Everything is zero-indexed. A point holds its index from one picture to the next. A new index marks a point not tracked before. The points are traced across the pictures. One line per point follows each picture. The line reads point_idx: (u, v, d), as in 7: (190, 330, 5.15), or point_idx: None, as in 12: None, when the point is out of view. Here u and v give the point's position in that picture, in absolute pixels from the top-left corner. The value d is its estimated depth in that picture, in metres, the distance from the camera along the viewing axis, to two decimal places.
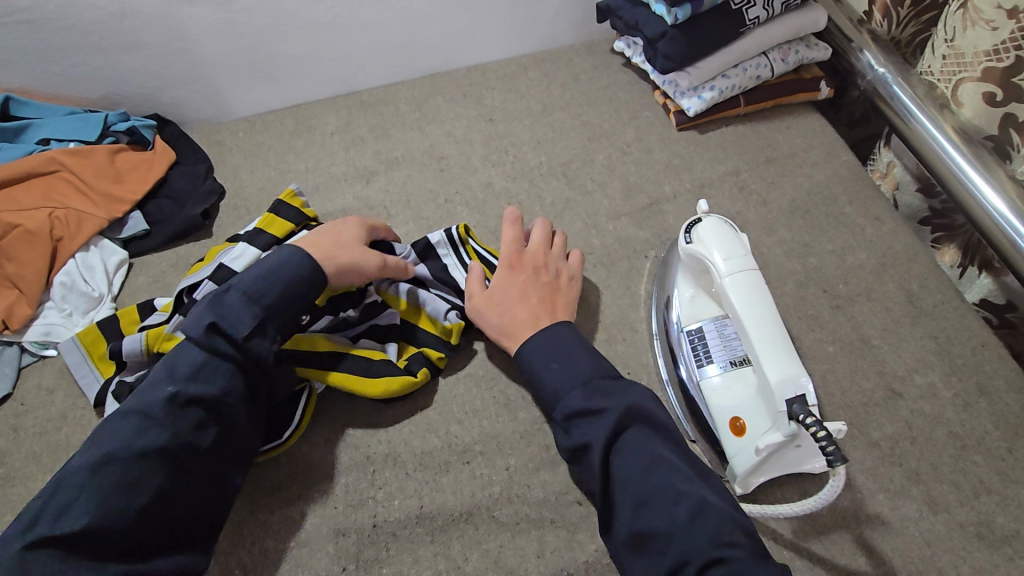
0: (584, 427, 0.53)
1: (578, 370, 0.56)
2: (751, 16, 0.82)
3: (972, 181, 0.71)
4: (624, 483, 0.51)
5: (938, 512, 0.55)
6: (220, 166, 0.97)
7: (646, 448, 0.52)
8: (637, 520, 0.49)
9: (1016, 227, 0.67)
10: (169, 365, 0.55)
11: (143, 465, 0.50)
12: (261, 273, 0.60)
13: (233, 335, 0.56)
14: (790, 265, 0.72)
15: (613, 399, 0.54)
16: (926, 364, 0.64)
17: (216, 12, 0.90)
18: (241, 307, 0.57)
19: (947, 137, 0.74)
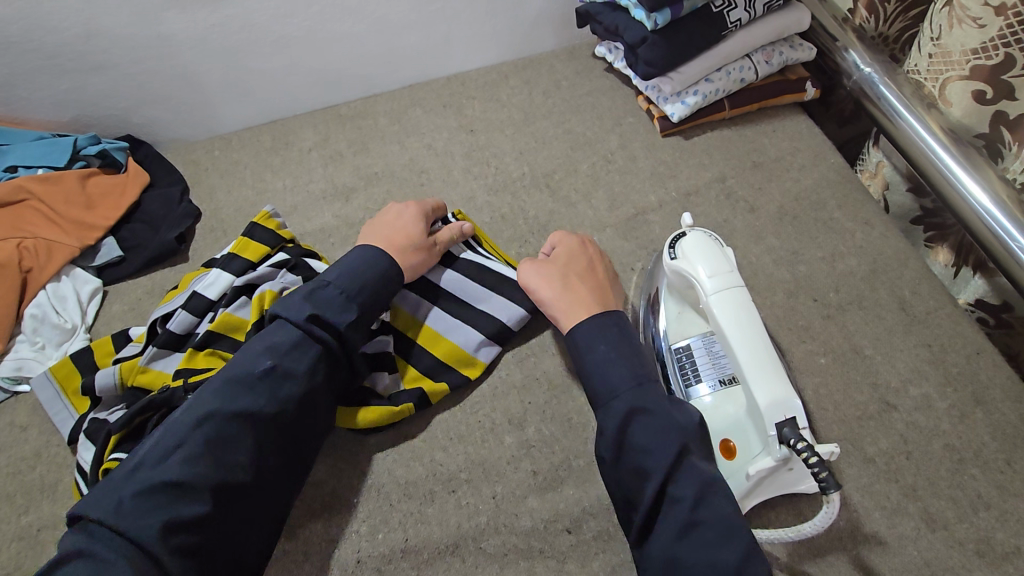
0: (644, 432, 0.51)
1: (641, 373, 0.54)
2: (732, 19, 0.80)
3: (960, 181, 0.69)
4: (677, 501, 0.48)
5: (936, 530, 0.54)
6: (197, 187, 0.95)
7: (703, 469, 0.50)
8: (678, 546, 0.47)
9: (1006, 226, 0.65)
10: (267, 340, 0.57)
11: (236, 429, 0.52)
12: (347, 268, 0.63)
13: (333, 325, 0.59)
14: (779, 274, 0.71)
15: (681, 410, 0.52)
16: (921, 374, 0.62)
17: (185, 30, 0.88)
18: (338, 302, 0.60)
19: (934, 136, 0.72)
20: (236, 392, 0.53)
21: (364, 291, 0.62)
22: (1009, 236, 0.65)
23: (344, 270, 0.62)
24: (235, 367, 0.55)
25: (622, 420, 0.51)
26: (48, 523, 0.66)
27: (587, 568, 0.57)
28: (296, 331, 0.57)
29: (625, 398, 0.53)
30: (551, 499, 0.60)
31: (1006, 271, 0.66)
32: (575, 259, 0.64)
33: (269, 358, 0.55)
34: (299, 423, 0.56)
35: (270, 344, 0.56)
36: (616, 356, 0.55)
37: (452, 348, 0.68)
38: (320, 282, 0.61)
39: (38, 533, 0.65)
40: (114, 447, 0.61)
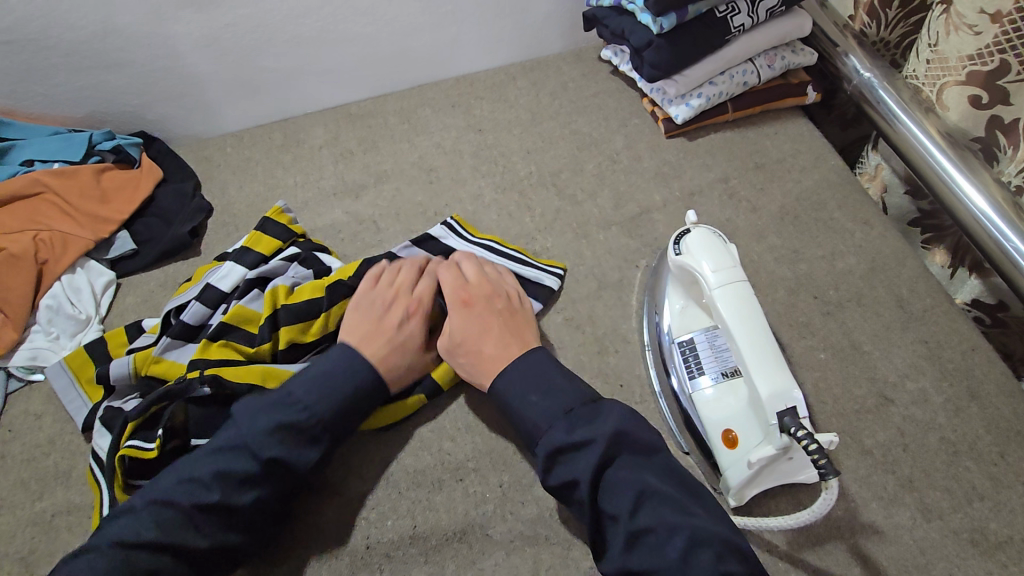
0: (568, 466, 0.53)
1: (559, 399, 0.56)
2: (736, 24, 0.82)
3: (956, 183, 0.71)
4: (614, 518, 0.51)
5: (932, 519, 0.55)
6: (209, 183, 0.97)
7: (639, 476, 0.51)
8: (629, 556, 0.49)
9: (1001, 228, 0.67)
10: (216, 464, 0.53)
11: (160, 561, 0.50)
12: (327, 380, 0.59)
13: (295, 464, 0.55)
14: (780, 272, 0.72)
15: (596, 427, 0.53)
16: (918, 369, 0.64)
17: (199, 29, 0.90)
18: (307, 432, 0.56)
19: (931, 139, 0.74)
20: (177, 522, 0.51)
21: (338, 415, 0.58)
22: (1004, 238, 0.67)
23: (320, 387, 0.58)
24: (182, 489, 0.52)
25: (549, 455, 0.53)
26: (62, 508, 0.67)
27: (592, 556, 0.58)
28: (252, 465, 0.54)
29: (545, 440, 0.54)
30: None
31: (1001, 271, 0.68)
32: (463, 322, 0.64)
33: (218, 490, 0.53)
34: (240, 552, 0.54)
35: (221, 469, 0.53)
36: (532, 401, 0.57)
37: None
38: (294, 401, 0.57)
39: (52, 518, 0.67)
40: (129, 434, 0.63)
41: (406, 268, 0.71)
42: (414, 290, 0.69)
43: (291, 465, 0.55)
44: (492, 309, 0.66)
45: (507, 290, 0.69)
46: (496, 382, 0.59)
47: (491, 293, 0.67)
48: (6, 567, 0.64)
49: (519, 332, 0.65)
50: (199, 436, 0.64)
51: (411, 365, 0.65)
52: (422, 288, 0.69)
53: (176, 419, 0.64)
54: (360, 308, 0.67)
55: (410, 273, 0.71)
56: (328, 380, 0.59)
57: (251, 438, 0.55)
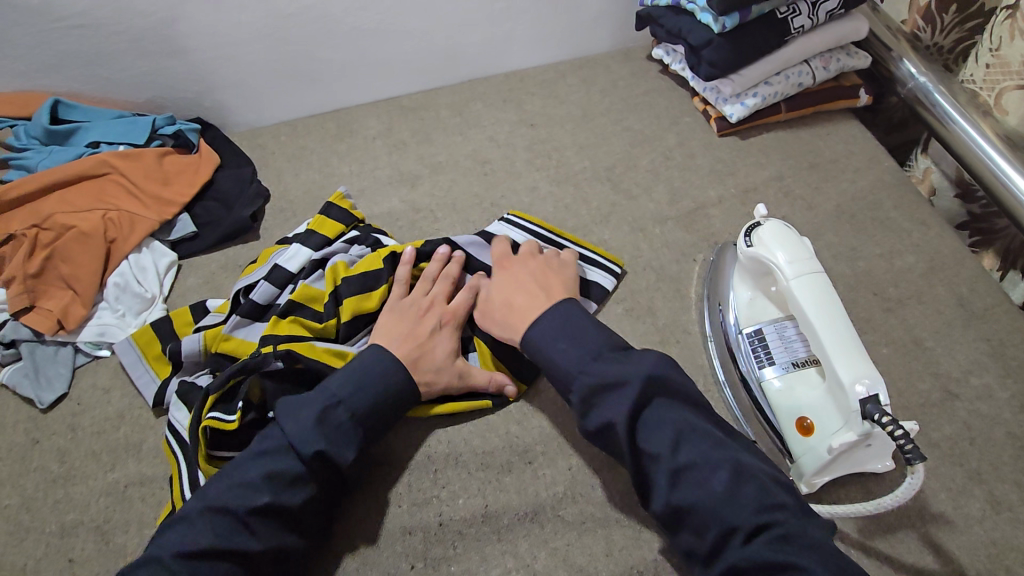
0: (602, 406, 0.54)
1: (590, 347, 0.58)
2: (796, 25, 0.83)
3: (1016, 185, 0.72)
4: (656, 457, 0.51)
5: (1001, 511, 0.56)
6: (264, 170, 0.98)
7: (676, 418, 0.52)
8: (674, 493, 0.49)
9: None
10: (264, 466, 0.54)
11: (220, 568, 0.50)
12: (360, 379, 0.60)
13: (339, 461, 0.56)
14: (839, 269, 0.74)
15: (629, 368, 0.54)
16: (981, 366, 0.65)
17: (263, 19, 0.92)
18: (347, 430, 0.57)
19: (989, 141, 0.75)
20: (230, 529, 0.51)
21: (377, 412, 0.59)
22: None
23: (356, 384, 0.59)
24: (229, 496, 0.53)
25: (583, 400, 0.54)
26: (134, 480, 0.69)
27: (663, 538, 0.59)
28: (298, 464, 0.55)
29: (581, 378, 0.55)
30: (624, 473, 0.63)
31: None
32: (498, 290, 0.67)
33: (266, 493, 0.53)
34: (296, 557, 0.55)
35: (270, 470, 0.54)
36: (562, 345, 0.58)
37: None
38: (330, 400, 0.58)
39: (125, 489, 0.68)
40: (210, 407, 0.64)
41: (441, 278, 0.72)
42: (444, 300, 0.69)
43: (336, 462, 0.56)
44: (527, 275, 0.68)
45: (543, 259, 0.71)
46: (527, 331, 0.61)
47: (524, 261, 0.70)
48: (83, 535, 0.66)
49: (549, 285, 0.67)
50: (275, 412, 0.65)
51: (444, 372, 0.64)
52: (459, 301, 0.69)
53: (252, 395, 0.65)
54: (395, 316, 0.67)
55: (441, 282, 0.71)
56: (363, 377, 0.60)
57: (294, 437, 0.55)
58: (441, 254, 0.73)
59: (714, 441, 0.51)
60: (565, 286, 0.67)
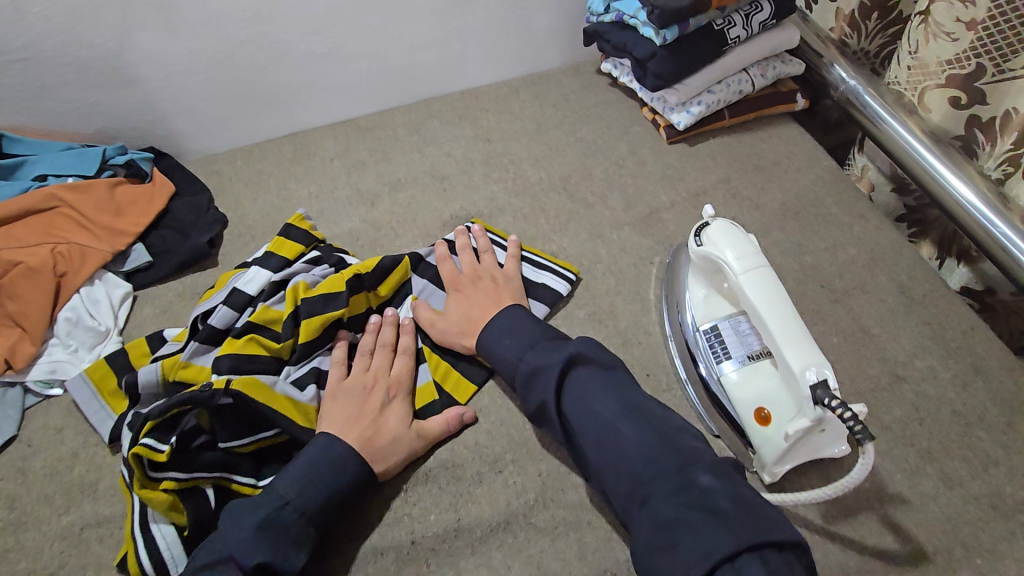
0: (539, 388, 0.60)
1: (529, 341, 0.64)
2: (732, 36, 0.87)
3: (945, 178, 0.77)
4: (579, 425, 0.57)
5: (953, 487, 0.57)
6: (221, 197, 0.97)
7: (590, 381, 0.59)
8: (599, 456, 0.55)
9: (989, 217, 0.73)
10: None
11: None
12: (309, 476, 0.58)
13: (284, 568, 0.53)
14: (787, 264, 0.77)
15: (557, 355, 0.61)
16: (924, 348, 0.67)
17: (214, 46, 0.92)
18: (293, 532, 0.55)
19: (919, 139, 0.80)
20: None
21: (327, 508, 0.57)
22: (991, 224, 0.73)
23: (304, 481, 0.57)
24: None
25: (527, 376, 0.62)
26: (90, 521, 0.66)
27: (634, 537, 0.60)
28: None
29: (524, 367, 0.62)
30: None
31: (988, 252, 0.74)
32: (451, 301, 0.73)
33: None
34: None
35: None
36: (506, 343, 0.65)
37: None
38: (276, 502, 0.55)
39: (81, 531, 0.65)
40: (148, 432, 0.61)
41: (378, 347, 0.70)
42: (385, 369, 0.68)
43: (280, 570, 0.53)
44: (477, 287, 0.73)
45: (488, 265, 0.77)
46: (482, 336, 0.67)
47: (469, 270, 0.76)
48: None
49: (497, 294, 0.72)
50: (226, 438, 0.62)
51: (403, 444, 0.63)
52: (400, 366, 0.69)
53: (202, 419, 0.64)
54: (338, 397, 0.65)
55: (379, 352, 0.70)
56: (309, 471, 0.58)
57: (235, 550, 0.52)
58: (373, 323, 0.72)
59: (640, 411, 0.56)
60: (513, 294, 0.73)
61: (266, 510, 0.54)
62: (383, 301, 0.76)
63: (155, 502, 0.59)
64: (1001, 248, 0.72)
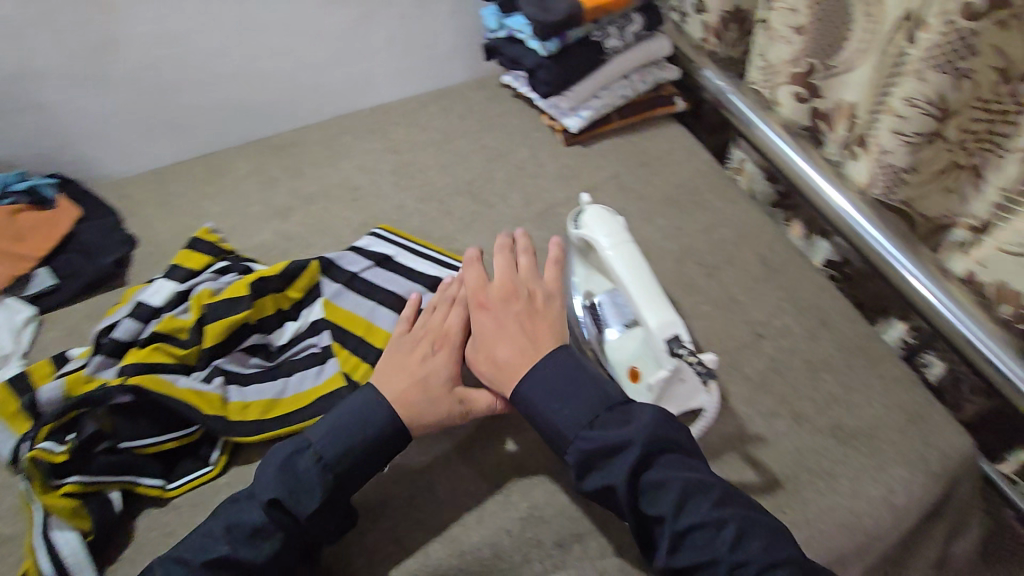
0: (603, 468, 0.54)
1: (586, 404, 0.56)
2: (609, 46, 0.96)
3: (819, 186, 0.82)
4: (660, 519, 0.52)
5: (802, 423, 0.66)
6: (131, 219, 0.98)
7: (680, 477, 0.52)
8: (676, 556, 0.51)
9: (858, 220, 0.78)
10: (227, 518, 0.56)
11: None
12: (343, 431, 0.59)
13: (294, 511, 0.55)
14: (667, 246, 0.85)
15: (630, 428, 0.54)
16: (782, 309, 0.76)
17: (118, 70, 0.94)
18: (313, 477, 0.56)
19: (789, 143, 0.87)
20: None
21: (350, 458, 0.58)
22: (855, 220, 0.78)
23: (332, 430, 0.59)
24: (192, 551, 0.55)
25: (580, 468, 0.55)
26: None
27: (530, 497, 0.64)
28: (258, 517, 0.55)
29: (574, 445, 0.55)
30: (494, 447, 0.68)
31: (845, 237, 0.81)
32: (481, 325, 0.64)
33: (225, 542, 0.54)
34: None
35: (230, 523, 0.55)
36: (556, 404, 0.57)
37: (382, 335, 0.76)
38: (302, 444, 0.58)
39: None
40: (45, 435, 0.62)
41: (438, 304, 0.70)
42: (439, 324, 0.67)
43: (294, 513, 0.55)
44: (509, 309, 0.64)
45: (526, 278, 0.68)
46: (519, 386, 0.59)
47: (506, 293, 0.66)
48: None
49: (534, 329, 0.63)
50: (127, 438, 0.65)
51: (440, 404, 0.62)
52: (451, 322, 0.68)
53: (102, 424, 0.65)
54: (393, 352, 0.66)
55: (442, 307, 0.70)
56: (336, 423, 0.59)
57: (263, 486, 0.56)
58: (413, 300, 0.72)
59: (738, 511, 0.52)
60: (552, 331, 0.63)
61: (291, 449, 0.58)
62: (294, 303, 0.78)
63: (57, 509, 0.59)
64: (861, 238, 0.78)
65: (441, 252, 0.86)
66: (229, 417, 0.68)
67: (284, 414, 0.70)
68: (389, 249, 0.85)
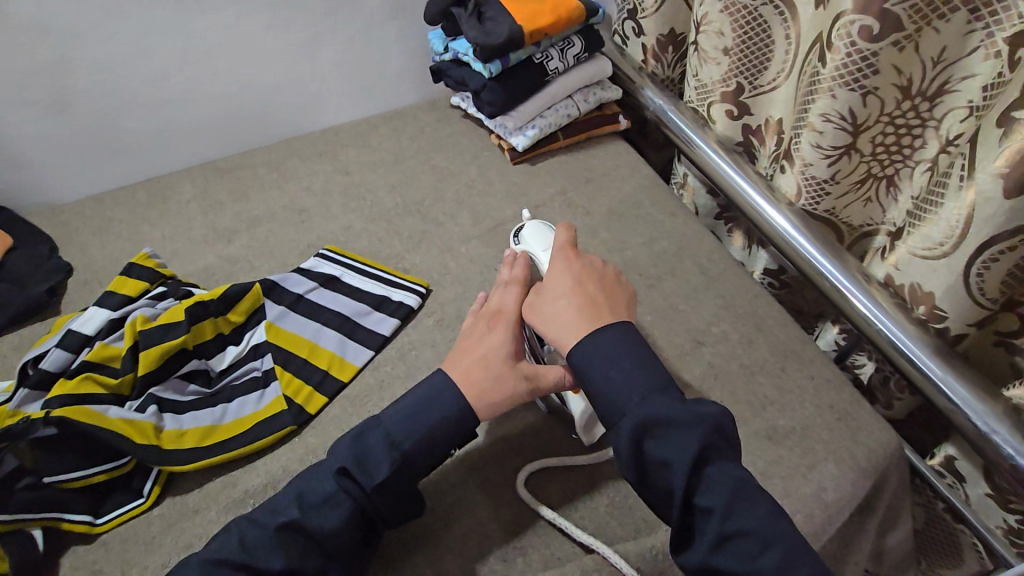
0: (660, 443, 0.51)
1: (653, 383, 0.54)
2: (551, 67, 0.99)
3: (758, 204, 0.85)
4: (708, 512, 0.49)
5: (738, 425, 0.68)
6: (67, 246, 0.95)
7: (735, 477, 0.50)
8: (715, 555, 0.49)
9: (795, 237, 0.81)
10: (297, 490, 0.56)
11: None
12: (420, 404, 0.59)
13: (364, 482, 0.55)
14: (611, 259, 0.87)
15: (700, 415, 0.52)
16: (719, 317, 0.78)
17: (51, 95, 0.91)
18: (379, 454, 0.56)
19: (728, 163, 0.90)
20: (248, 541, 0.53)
21: (414, 439, 0.57)
22: (792, 236, 0.81)
23: (407, 405, 0.59)
24: (266, 512, 0.55)
25: (635, 439, 0.51)
26: None
27: (474, 513, 0.64)
28: (331, 484, 0.55)
29: (632, 415, 0.52)
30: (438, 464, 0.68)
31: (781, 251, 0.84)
32: (547, 297, 0.62)
33: (295, 509, 0.54)
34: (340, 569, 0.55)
35: (302, 493, 0.55)
36: (617, 370, 0.54)
37: (326, 356, 0.76)
38: (375, 420, 0.59)
39: None
40: None
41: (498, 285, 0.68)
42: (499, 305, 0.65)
43: (362, 485, 0.55)
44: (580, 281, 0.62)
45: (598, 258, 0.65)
46: (588, 354, 0.56)
47: (562, 263, 0.64)
48: None
49: (606, 301, 0.60)
50: (52, 472, 0.62)
51: (507, 382, 0.60)
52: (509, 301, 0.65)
53: (25, 459, 0.62)
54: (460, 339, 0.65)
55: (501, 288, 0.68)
56: (421, 397, 0.59)
57: (341, 453, 0.57)
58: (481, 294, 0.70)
59: (796, 537, 0.49)
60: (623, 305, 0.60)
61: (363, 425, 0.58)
62: (236, 327, 0.77)
63: None
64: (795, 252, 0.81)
65: (388, 271, 0.86)
66: (163, 446, 0.66)
67: (222, 440, 0.68)
68: (335, 269, 0.85)
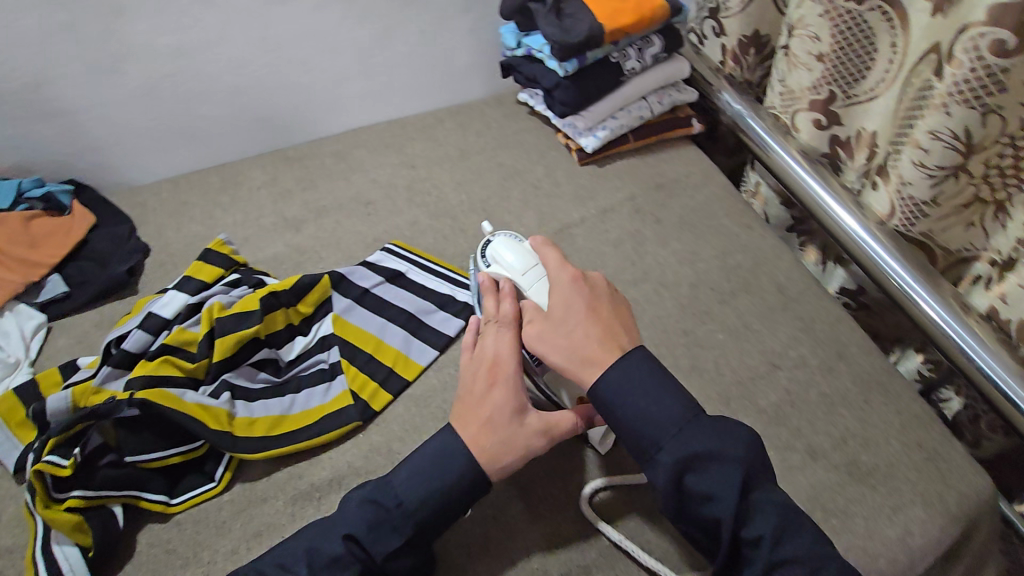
0: (700, 475, 0.51)
1: (693, 411, 0.53)
2: (627, 68, 0.96)
3: (829, 207, 0.82)
4: (753, 540, 0.50)
5: (817, 459, 0.65)
6: (143, 227, 0.97)
7: (779, 504, 0.51)
8: None
9: (875, 248, 0.77)
10: (303, 543, 0.54)
11: None
12: (423, 473, 0.56)
13: (372, 551, 0.53)
14: (682, 271, 0.84)
15: (732, 440, 0.52)
16: (797, 340, 0.75)
17: (137, 81, 0.94)
18: (389, 521, 0.54)
19: (806, 170, 0.86)
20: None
21: (428, 506, 0.55)
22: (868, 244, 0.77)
23: (411, 473, 0.56)
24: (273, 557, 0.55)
25: (674, 472, 0.51)
26: None
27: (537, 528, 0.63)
28: (338, 546, 0.53)
29: (668, 448, 0.52)
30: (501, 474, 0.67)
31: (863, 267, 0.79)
32: (551, 331, 0.58)
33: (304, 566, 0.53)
34: None
35: (311, 546, 0.54)
36: (657, 405, 0.53)
37: (392, 353, 0.76)
38: (383, 483, 0.57)
39: None
40: (50, 449, 0.62)
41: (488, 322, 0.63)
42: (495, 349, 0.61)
43: (369, 551, 0.54)
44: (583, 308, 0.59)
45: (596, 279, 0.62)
46: (610, 389, 0.55)
47: (563, 294, 0.60)
48: None
49: (614, 325, 0.58)
50: (132, 451, 0.64)
51: (520, 437, 0.57)
52: (504, 344, 0.61)
53: (110, 437, 0.65)
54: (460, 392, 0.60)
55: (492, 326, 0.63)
56: (421, 467, 0.57)
57: (349, 516, 0.55)
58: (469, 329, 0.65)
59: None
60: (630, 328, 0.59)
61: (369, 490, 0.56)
62: (305, 318, 0.78)
63: (61, 524, 0.60)
64: (879, 268, 0.76)
65: (454, 270, 0.86)
66: (235, 432, 0.67)
67: (291, 433, 0.69)
68: (400, 265, 0.85)
